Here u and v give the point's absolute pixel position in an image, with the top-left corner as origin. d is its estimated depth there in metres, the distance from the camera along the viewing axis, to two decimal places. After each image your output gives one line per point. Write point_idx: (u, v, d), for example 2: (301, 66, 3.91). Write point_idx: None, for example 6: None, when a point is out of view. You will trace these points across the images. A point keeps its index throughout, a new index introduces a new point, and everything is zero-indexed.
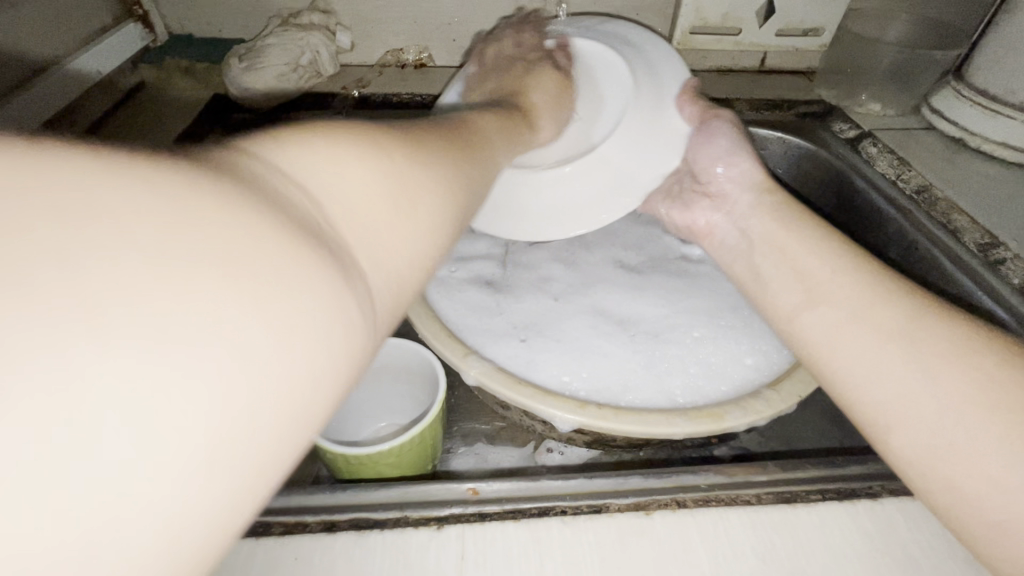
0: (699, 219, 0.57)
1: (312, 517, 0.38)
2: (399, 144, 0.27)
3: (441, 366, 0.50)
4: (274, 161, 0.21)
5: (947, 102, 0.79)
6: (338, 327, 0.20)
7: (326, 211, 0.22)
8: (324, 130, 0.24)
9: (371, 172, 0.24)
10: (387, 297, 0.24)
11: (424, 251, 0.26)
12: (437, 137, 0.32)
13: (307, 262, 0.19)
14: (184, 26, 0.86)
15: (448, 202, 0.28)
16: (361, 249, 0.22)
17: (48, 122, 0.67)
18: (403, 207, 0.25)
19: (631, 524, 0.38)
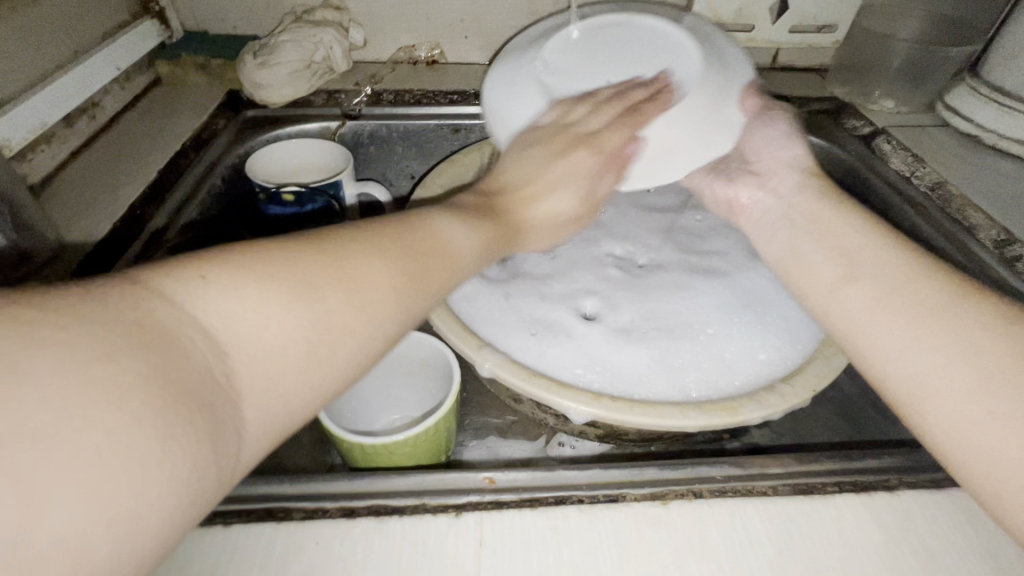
0: (741, 194, 0.55)
1: (331, 504, 0.38)
2: (326, 278, 0.30)
3: (456, 358, 0.51)
4: (193, 313, 0.26)
5: (962, 99, 0.79)
6: (209, 477, 0.24)
7: (227, 365, 0.26)
8: (251, 270, 0.28)
9: (282, 322, 0.28)
10: (268, 434, 0.28)
11: (322, 392, 0.30)
12: (387, 251, 0.34)
13: (188, 429, 0.23)
14: (200, 22, 0.88)
15: (365, 338, 0.31)
16: (253, 399, 0.27)
17: (67, 117, 0.68)
18: (308, 358, 0.29)
19: (648, 514, 0.38)
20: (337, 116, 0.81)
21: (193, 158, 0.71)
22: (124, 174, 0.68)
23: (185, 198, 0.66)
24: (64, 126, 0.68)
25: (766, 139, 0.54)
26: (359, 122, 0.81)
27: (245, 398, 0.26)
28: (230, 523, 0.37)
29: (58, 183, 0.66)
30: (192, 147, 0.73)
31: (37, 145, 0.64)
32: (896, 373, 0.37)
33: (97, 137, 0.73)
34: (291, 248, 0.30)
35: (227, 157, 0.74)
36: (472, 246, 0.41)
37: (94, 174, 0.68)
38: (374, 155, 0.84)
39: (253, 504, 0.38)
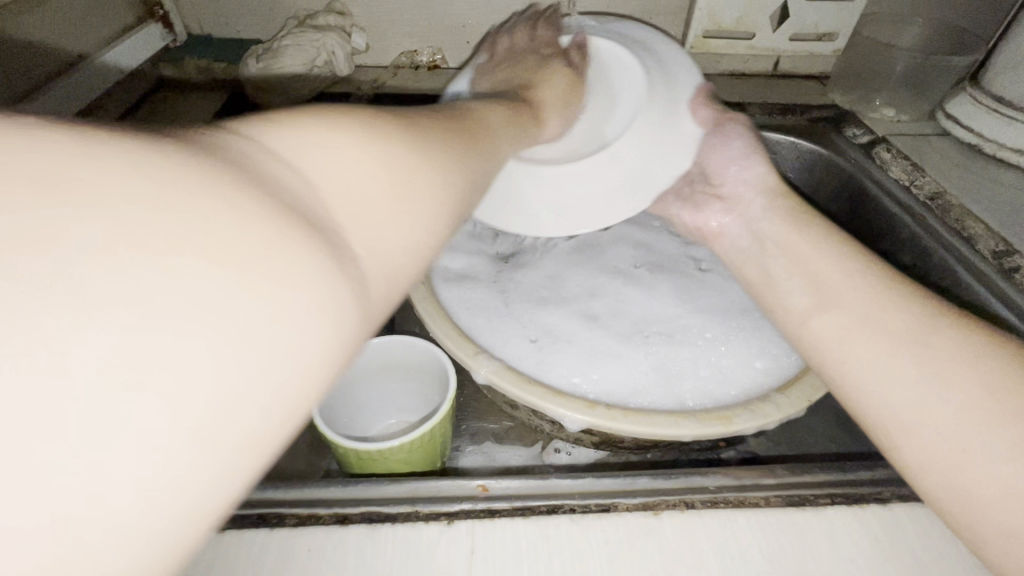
0: (710, 220, 0.58)
1: (325, 510, 0.38)
2: (397, 131, 0.28)
3: (451, 365, 0.51)
4: (268, 145, 0.22)
5: (962, 109, 0.78)
6: (343, 306, 0.21)
7: (320, 192, 0.22)
8: (314, 113, 0.25)
9: (364, 155, 0.25)
10: (384, 276, 0.24)
11: (424, 234, 0.26)
12: (438, 127, 0.32)
13: (307, 244, 0.20)
14: (202, 24, 0.88)
15: (446, 187, 0.28)
16: (357, 229, 0.23)
17: (69, 120, 0.68)
18: (398, 190, 0.25)
19: (640, 524, 0.38)
20: None
21: None
22: None
23: None
24: None
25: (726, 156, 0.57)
26: None
27: (349, 227, 0.23)
28: (224, 529, 0.37)
29: None
30: None
31: None
32: (870, 407, 0.38)
33: None
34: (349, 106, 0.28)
35: None
36: (505, 133, 0.43)
37: None
38: None
39: (248, 510, 0.38)
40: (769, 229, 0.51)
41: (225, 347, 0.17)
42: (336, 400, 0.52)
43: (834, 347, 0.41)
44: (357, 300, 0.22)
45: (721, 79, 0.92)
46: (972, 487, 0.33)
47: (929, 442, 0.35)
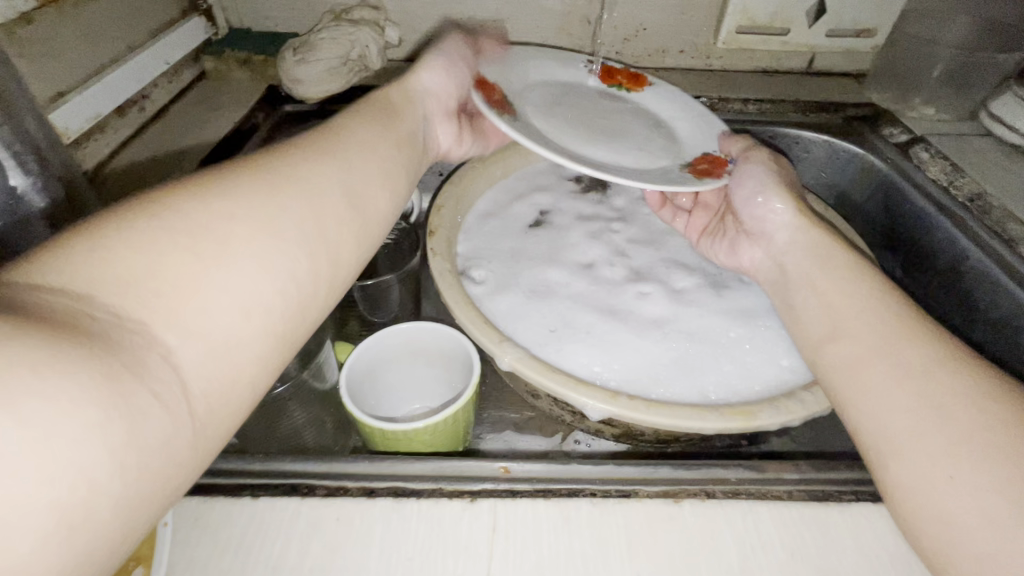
0: (746, 256, 0.56)
1: (353, 484, 0.40)
2: (195, 202, 0.30)
3: (476, 352, 0.52)
4: (66, 272, 0.25)
5: (1007, 108, 0.76)
6: (143, 411, 0.24)
7: (105, 303, 0.25)
8: (114, 221, 0.27)
9: (154, 245, 0.27)
10: (203, 359, 0.27)
11: (249, 304, 0.30)
12: (254, 168, 0.35)
13: (98, 367, 0.23)
14: (244, 20, 0.91)
15: (262, 237, 0.31)
16: (164, 327, 0.26)
17: (119, 109, 0.72)
18: (210, 270, 0.28)
19: (659, 510, 0.38)
20: None
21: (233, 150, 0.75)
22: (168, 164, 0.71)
23: None
24: (117, 117, 0.72)
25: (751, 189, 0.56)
26: None
27: (152, 323, 0.25)
28: (258, 496, 0.39)
29: (109, 170, 0.70)
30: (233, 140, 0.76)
31: (92, 133, 0.68)
32: (867, 440, 0.35)
33: (146, 128, 0.77)
34: (159, 200, 0.29)
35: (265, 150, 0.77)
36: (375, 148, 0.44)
37: (141, 163, 0.72)
38: None
39: (281, 480, 0.40)
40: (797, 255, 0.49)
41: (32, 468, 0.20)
42: (364, 381, 0.53)
43: (842, 373, 0.39)
44: (165, 407, 0.25)
45: (754, 77, 0.92)
46: (944, 508, 0.31)
47: (914, 482, 0.32)
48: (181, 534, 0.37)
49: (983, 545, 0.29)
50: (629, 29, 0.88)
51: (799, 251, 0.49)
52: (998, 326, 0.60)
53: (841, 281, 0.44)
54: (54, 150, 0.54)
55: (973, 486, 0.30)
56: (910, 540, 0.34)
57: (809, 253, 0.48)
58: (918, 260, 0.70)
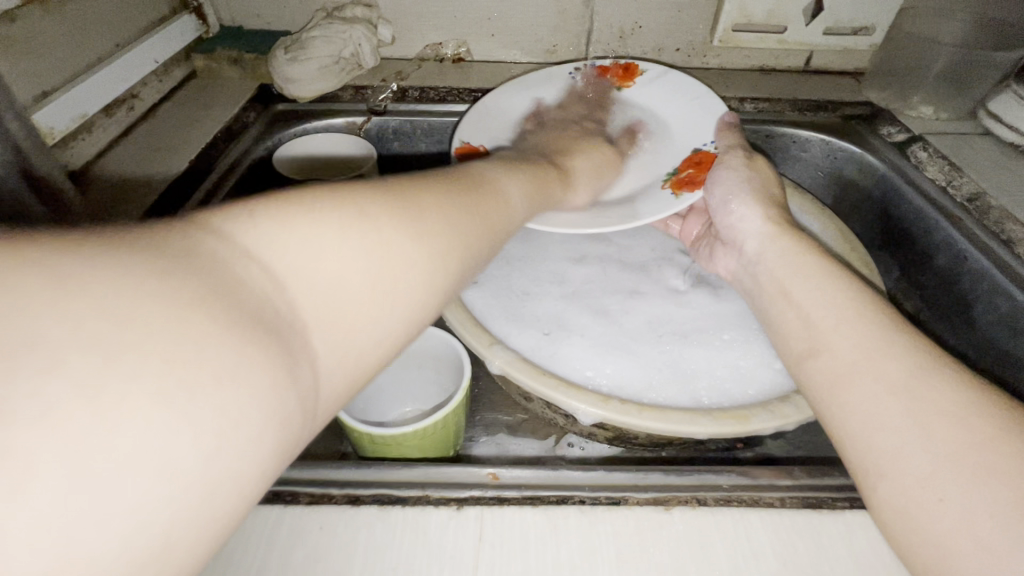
0: (721, 264, 0.56)
1: (337, 491, 0.39)
2: (387, 211, 0.30)
3: (467, 355, 0.51)
4: (249, 246, 0.25)
5: (1006, 106, 0.75)
6: (287, 397, 0.23)
7: (288, 294, 0.25)
8: (305, 207, 0.27)
9: (341, 246, 0.27)
10: (340, 373, 0.26)
11: (392, 329, 0.29)
12: (440, 193, 0.34)
13: (254, 346, 0.22)
14: (235, 19, 0.90)
15: (427, 276, 0.30)
16: (320, 331, 0.26)
17: (107, 108, 0.71)
18: (374, 294, 0.28)
19: (650, 518, 0.38)
20: (363, 112, 0.83)
21: (223, 150, 0.74)
22: (157, 164, 0.70)
23: (212, 189, 0.68)
24: (105, 116, 0.71)
25: (729, 196, 0.55)
26: (384, 118, 0.82)
27: (314, 328, 0.25)
28: None
29: (96, 169, 0.69)
30: (222, 139, 0.75)
31: (79, 133, 0.67)
32: (853, 459, 0.35)
33: (135, 126, 0.76)
34: (353, 192, 0.29)
35: (255, 149, 0.76)
36: (523, 197, 0.43)
37: (130, 162, 0.71)
38: (398, 151, 0.86)
39: (263, 487, 0.39)
40: (774, 257, 0.48)
41: (201, 448, 0.20)
42: None
43: (823, 390, 0.38)
44: (304, 410, 0.24)
45: (751, 75, 0.91)
46: (931, 528, 0.30)
47: (902, 502, 0.32)
48: None
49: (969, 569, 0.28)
50: (624, 26, 0.87)
51: (771, 256, 0.49)
52: (997, 328, 0.59)
53: (827, 284, 0.43)
54: (36, 150, 0.53)
55: (963, 506, 0.30)
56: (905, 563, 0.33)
57: (781, 257, 0.47)
58: (916, 261, 0.69)
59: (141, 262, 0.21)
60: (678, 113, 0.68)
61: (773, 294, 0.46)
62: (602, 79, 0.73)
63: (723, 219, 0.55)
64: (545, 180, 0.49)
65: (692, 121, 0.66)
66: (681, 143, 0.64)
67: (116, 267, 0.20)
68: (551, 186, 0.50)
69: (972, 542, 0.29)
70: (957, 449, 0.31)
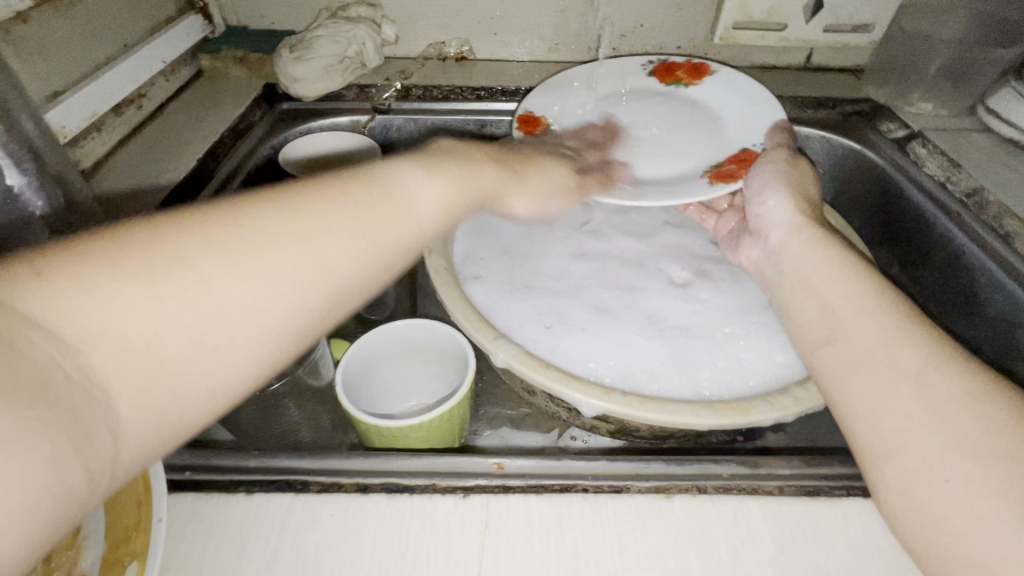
0: (745, 255, 0.57)
1: (347, 479, 0.40)
2: (211, 252, 0.27)
3: (471, 348, 0.52)
4: (32, 314, 0.23)
5: (1006, 103, 0.75)
6: (70, 474, 0.22)
7: (81, 363, 0.23)
8: (111, 260, 0.25)
9: (147, 305, 0.25)
10: (154, 432, 0.26)
11: (224, 376, 0.28)
12: (298, 208, 0.31)
13: (24, 432, 0.21)
14: (241, 19, 0.91)
15: (270, 313, 0.29)
16: (125, 396, 0.24)
17: (115, 107, 0.72)
18: (193, 345, 0.26)
19: (651, 507, 0.39)
20: (367, 111, 0.84)
21: (230, 148, 0.75)
22: (166, 163, 0.71)
23: (219, 187, 0.69)
24: (113, 115, 0.72)
25: (757, 188, 0.56)
26: (388, 116, 0.83)
27: (115, 393, 0.24)
28: (254, 492, 0.39)
29: (105, 168, 0.70)
30: (230, 138, 0.76)
31: (89, 132, 0.68)
32: (861, 443, 0.36)
33: (143, 125, 0.77)
34: (174, 231, 0.27)
35: (262, 147, 0.77)
36: (437, 203, 0.38)
37: (138, 161, 0.72)
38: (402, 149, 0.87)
39: (275, 475, 0.40)
40: (796, 249, 0.49)
41: None
42: (361, 378, 0.53)
43: (835, 377, 0.39)
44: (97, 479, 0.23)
45: (751, 72, 0.91)
46: (936, 508, 0.31)
47: (907, 484, 0.33)
48: (176, 529, 0.37)
49: (970, 546, 0.30)
50: (626, 24, 0.88)
51: (793, 248, 0.49)
52: (994, 322, 0.60)
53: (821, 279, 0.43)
54: (50, 149, 0.54)
55: (964, 487, 0.31)
56: (906, 544, 0.34)
57: (803, 249, 0.48)
58: (915, 256, 0.70)
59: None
60: (737, 111, 0.68)
61: (794, 284, 0.47)
62: (669, 73, 0.74)
63: (750, 212, 0.56)
64: (482, 184, 0.44)
65: (751, 123, 0.65)
66: (731, 140, 0.64)
67: None
68: (492, 186, 0.46)
69: (975, 522, 0.30)
70: (965, 433, 0.32)
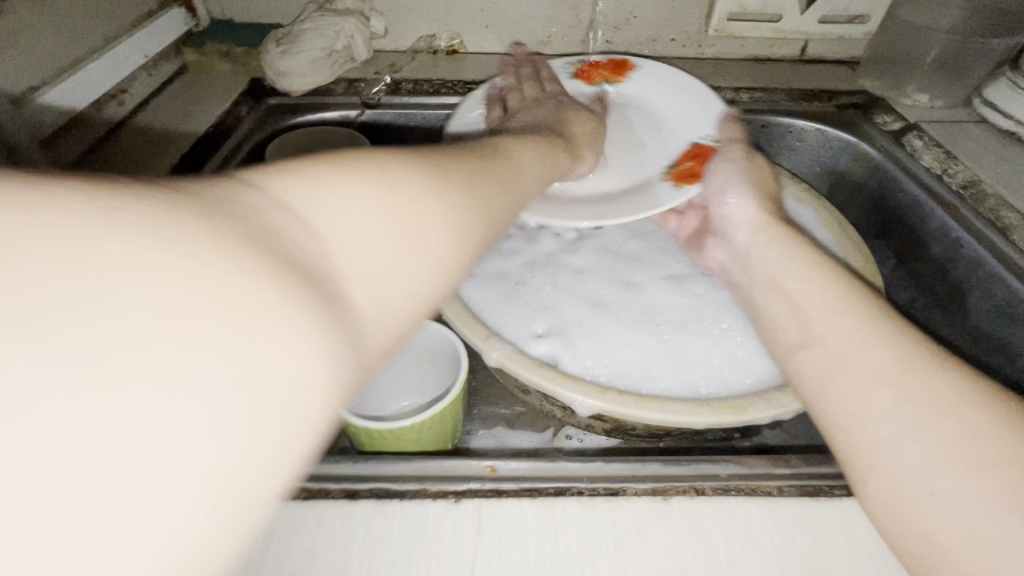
0: (713, 256, 0.55)
1: (334, 485, 0.39)
2: (417, 170, 0.29)
3: (464, 348, 0.51)
4: (286, 199, 0.24)
5: (1002, 95, 0.75)
6: (333, 356, 0.22)
7: (327, 248, 0.24)
8: (330, 169, 0.26)
9: (374, 204, 0.26)
10: (382, 321, 0.25)
11: (429, 281, 0.27)
12: (461, 160, 0.35)
13: (296, 288, 0.21)
14: (225, 12, 0.89)
15: (462, 230, 0.30)
16: (356, 279, 0.24)
17: (96, 102, 0.70)
18: (406, 241, 0.27)
19: (647, 508, 0.38)
20: (356, 105, 0.82)
21: (216, 145, 0.74)
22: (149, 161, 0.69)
23: None
24: (95, 110, 0.70)
25: (724, 185, 0.55)
26: (377, 111, 0.82)
27: (351, 276, 0.24)
28: None
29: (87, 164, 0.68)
30: (216, 133, 0.75)
31: (69, 128, 0.66)
32: (845, 446, 0.35)
33: (126, 121, 0.75)
34: (371, 150, 0.29)
35: (249, 143, 0.76)
36: (540, 172, 0.45)
37: (119, 158, 0.70)
38: (392, 145, 0.85)
39: None
40: (763, 248, 0.48)
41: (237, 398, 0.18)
42: None
43: (821, 381, 0.37)
44: (353, 348, 0.23)
45: (747, 65, 0.90)
46: (928, 516, 0.30)
47: (896, 490, 0.32)
48: None
49: (957, 549, 0.29)
50: (619, 16, 0.86)
51: (760, 248, 0.49)
52: (993, 316, 0.60)
53: (819, 272, 0.43)
54: None
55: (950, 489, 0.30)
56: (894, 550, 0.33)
57: (769, 248, 0.48)
58: (911, 250, 0.69)
59: (165, 208, 0.20)
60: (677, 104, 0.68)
61: (764, 285, 0.46)
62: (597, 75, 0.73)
63: (724, 212, 0.54)
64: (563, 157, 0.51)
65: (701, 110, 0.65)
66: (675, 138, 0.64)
67: (146, 211, 0.20)
68: (568, 167, 0.51)
69: (974, 526, 0.29)
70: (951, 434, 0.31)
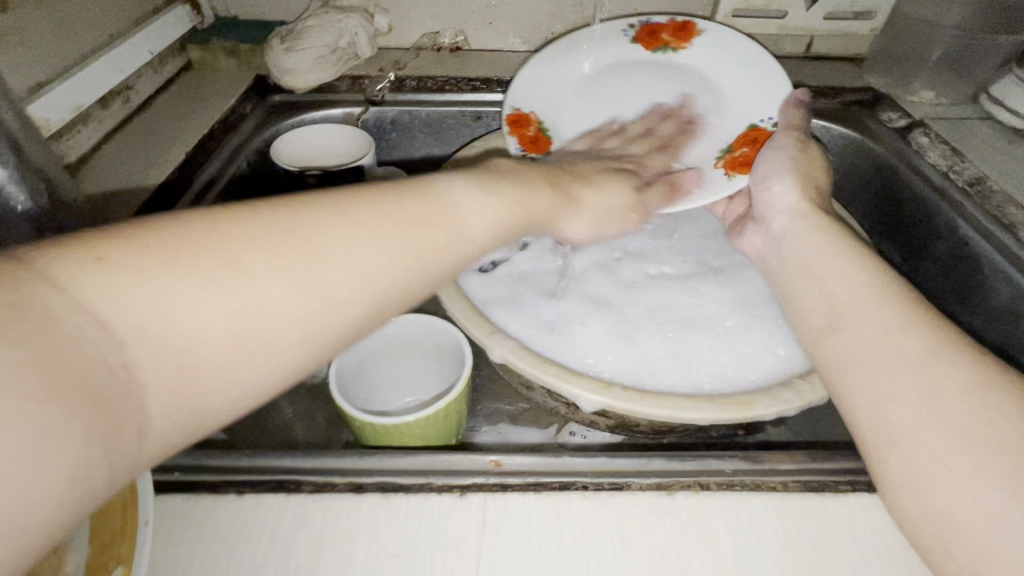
0: (750, 242, 0.56)
1: (341, 479, 0.39)
2: (278, 256, 0.29)
3: (468, 343, 0.51)
4: (90, 299, 0.24)
5: (1009, 92, 0.74)
6: (94, 476, 0.23)
7: (125, 355, 0.24)
8: (167, 259, 0.26)
9: (203, 303, 0.26)
10: (177, 421, 0.26)
11: (245, 380, 0.28)
12: (360, 221, 0.32)
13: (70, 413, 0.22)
14: (230, 9, 0.89)
15: (311, 324, 0.29)
16: (155, 386, 0.25)
17: (101, 100, 0.70)
18: (223, 345, 0.27)
19: (651, 502, 0.38)
20: (360, 103, 0.82)
21: (222, 140, 0.73)
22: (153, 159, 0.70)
23: (211, 179, 0.68)
24: (100, 108, 0.70)
25: (768, 171, 0.55)
26: (381, 108, 0.82)
27: (149, 382, 0.25)
28: (246, 492, 0.38)
29: (93, 163, 0.69)
30: (221, 130, 0.75)
31: (75, 126, 0.67)
32: (868, 436, 0.35)
33: (132, 119, 0.75)
34: (229, 227, 0.28)
35: (255, 140, 0.76)
36: (484, 223, 0.39)
37: (124, 156, 0.70)
38: (396, 142, 0.85)
39: (266, 476, 0.39)
40: (799, 236, 0.49)
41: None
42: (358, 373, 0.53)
43: (844, 372, 0.37)
44: (124, 459, 0.24)
45: None
46: (941, 505, 0.31)
47: (911, 479, 0.32)
48: (165, 530, 0.37)
49: (968, 539, 0.29)
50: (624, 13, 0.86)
51: (795, 236, 0.49)
52: (999, 313, 0.59)
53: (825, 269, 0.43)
54: (32, 142, 0.52)
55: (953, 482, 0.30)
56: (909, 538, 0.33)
57: (806, 234, 0.48)
58: (917, 246, 0.69)
59: None
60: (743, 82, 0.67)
61: (794, 272, 0.47)
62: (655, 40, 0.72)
63: (767, 198, 0.54)
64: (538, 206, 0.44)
65: (753, 92, 0.65)
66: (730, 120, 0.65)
67: None
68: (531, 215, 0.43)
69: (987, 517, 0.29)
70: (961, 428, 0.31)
